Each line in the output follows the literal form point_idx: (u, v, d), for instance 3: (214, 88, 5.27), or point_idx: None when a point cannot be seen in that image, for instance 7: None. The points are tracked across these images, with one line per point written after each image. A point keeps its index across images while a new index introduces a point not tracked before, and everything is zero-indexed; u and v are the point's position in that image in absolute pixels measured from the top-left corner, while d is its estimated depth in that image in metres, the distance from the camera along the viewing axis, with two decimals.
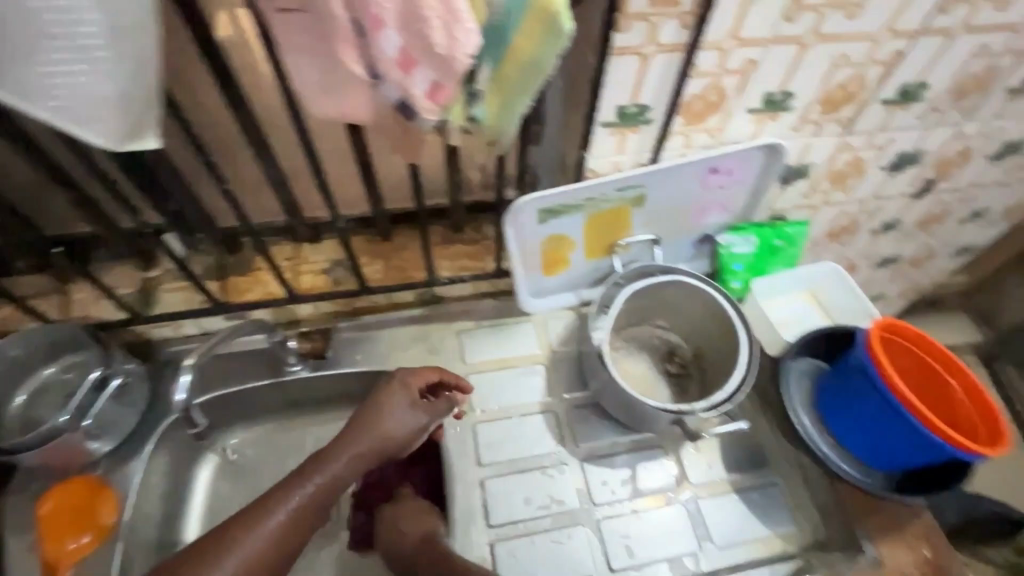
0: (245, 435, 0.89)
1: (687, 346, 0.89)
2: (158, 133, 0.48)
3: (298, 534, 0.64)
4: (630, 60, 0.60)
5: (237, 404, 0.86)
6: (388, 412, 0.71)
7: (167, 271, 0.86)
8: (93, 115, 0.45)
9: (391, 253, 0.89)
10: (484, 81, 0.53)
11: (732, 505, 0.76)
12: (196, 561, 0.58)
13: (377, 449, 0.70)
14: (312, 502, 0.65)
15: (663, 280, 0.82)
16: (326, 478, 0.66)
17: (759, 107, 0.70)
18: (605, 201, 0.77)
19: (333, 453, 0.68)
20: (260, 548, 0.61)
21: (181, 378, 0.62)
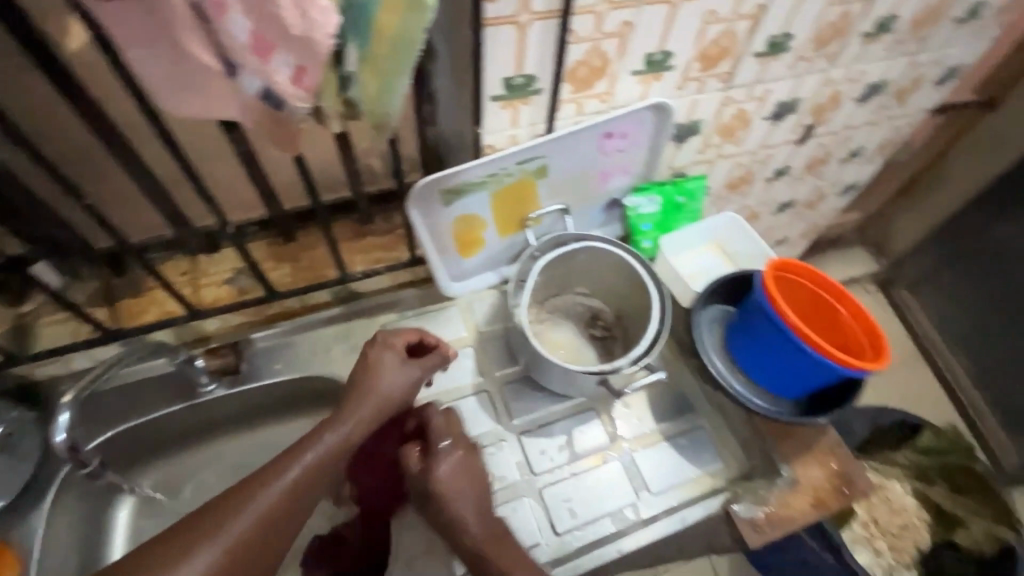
0: (163, 468, 0.84)
1: (610, 308, 0.92)
2: None
3: (308, 494, 0.62)
4: (506, 29, 0.59)
5: (149, 437, 0.81)
6: (385, 368, 0.70)
7: (45, 304, 0.78)
8: None
9: (298, 254, 0.86)
10: (354, 62, 0.50)
11: (664, 453, 0.80)
12: (203, 522, 0.56)
13: (379, 407, 0.69)
14: (319, 462, 0.64)
15: (576, 248, 0.83)
16: (336, 437, 0.66)
17: (642, 68, 0.71)
18: (507, 176, 0.76)
19: (336, 416, 0.67)
20: (271, 505, 0.59)
21: (60, 418, 0.58)
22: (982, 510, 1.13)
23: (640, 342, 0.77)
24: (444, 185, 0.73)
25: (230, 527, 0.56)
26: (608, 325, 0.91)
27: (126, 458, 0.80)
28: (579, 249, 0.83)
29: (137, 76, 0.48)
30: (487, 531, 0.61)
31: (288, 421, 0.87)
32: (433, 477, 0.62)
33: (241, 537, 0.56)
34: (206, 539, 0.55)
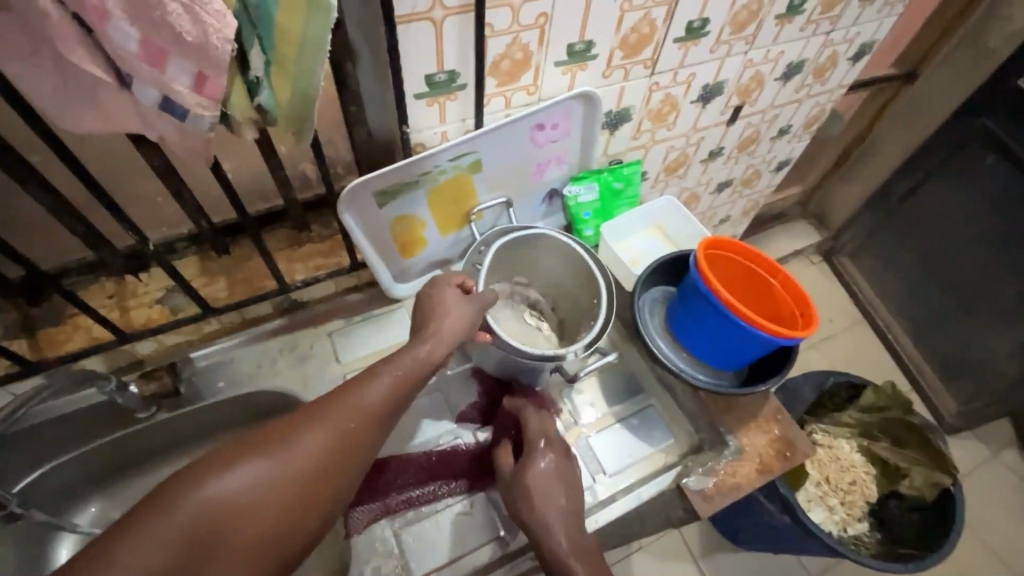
0: (106, 499, 0.81)
1: (546, 297, 0.92)
2: None
3: (405, 399, 0.56)
4: (421, 26, 0.59)
5: (87, 465, 0.78)
6: (451, 300, 0.64)
7: None
8: None
9: (233, 266, 0.84)
10: (260, 66, 0.49)
11: (617, 434, 0.83)
12: (295, 417, 0.51)
13: (457, 340, 0.62)
14: (413, 368, 0.57)
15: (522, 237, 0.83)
16: (427, 348, 0.59)
17: (565, 59, 0.72)
18: (441, 174, 0.76)
19: (420, 337, 0.60)
20: (364, 409, 0.52)
21: None
22: (917, 458, 1.19)
23: (593, 327, 0.77)
24: (376, 186, 0.72)
25: (327, 421, 0.51)
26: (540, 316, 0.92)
27: (64, 492, 0.78)
28: (532, 239, 0.83)
29: (23, 92, 0.45)
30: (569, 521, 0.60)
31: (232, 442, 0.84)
32: (528, 474, 0.64)
33: (339, 430, 0.50)
34: (304, 431, 0.50)
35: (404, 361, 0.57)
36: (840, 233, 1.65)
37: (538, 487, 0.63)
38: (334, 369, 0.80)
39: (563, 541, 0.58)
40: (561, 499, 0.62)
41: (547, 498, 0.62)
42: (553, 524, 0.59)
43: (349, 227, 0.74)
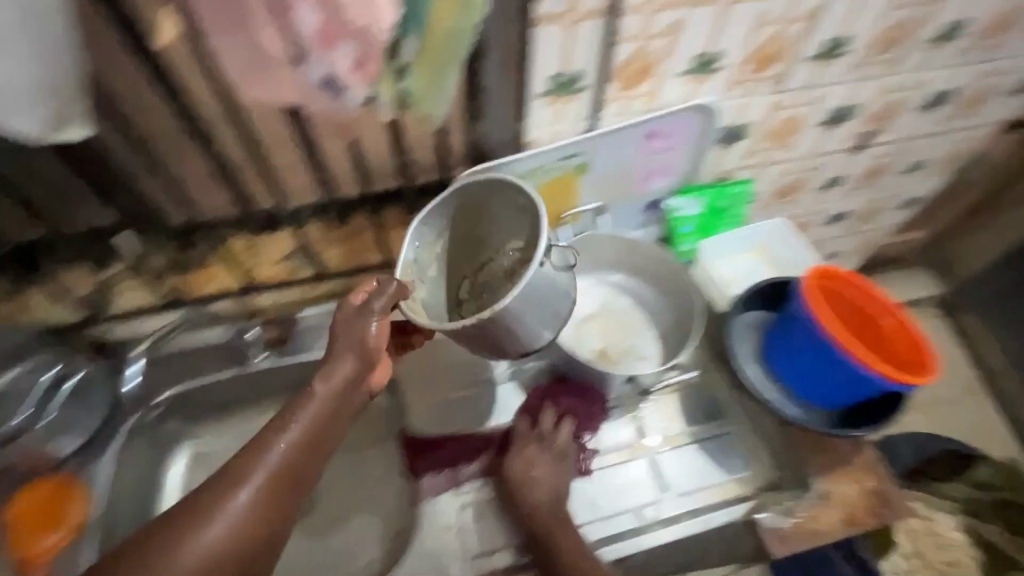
0: (215, 428, 0.90)
1: (529, 249, 0.71)
2: (82, 121, 0.51)
3: (318, 436, 0.59)
4: (556, 28, 0.61)
5: (204, 397, 0.86)
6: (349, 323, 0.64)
7: (119, 272, 0.81)
8: (21, 104, 0.45)
9: (347, 238, 0.87)
10: (409, 54, 0.54)
11: (690, 456, 0.80)
12: (190, 512, 0.52)
13: (353, 378, 0.62)
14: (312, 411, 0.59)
15: (451, 194, 0.71)
16: (328, 388, 0.61)
17: (690, 69, 0.72)
18: (549, 170, 0.78)
19: (325, 368, 0.62)
20: (269, 479, 0.55)
21: (129, 370, 0.80)
22: None
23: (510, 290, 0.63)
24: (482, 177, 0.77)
25: (225, 509, 0.52)
26: (628, 314, 0.92)
27: (180, 416, 0.87)
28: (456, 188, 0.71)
29: (219, 63, 0.53)
30: (547, 506, 0.72)
31: None
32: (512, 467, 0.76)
33: (271, 472, 0.55)
34: (198, 529, 0.51)
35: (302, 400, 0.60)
36: (969, 287, 1.47)
37: (522, 474, 0.75)
38: None
39: (540, 519, 0.72)
40: (545, 483, 0.74)
41: (529, 482, 0.74)
42: (535, 502, 0.73)
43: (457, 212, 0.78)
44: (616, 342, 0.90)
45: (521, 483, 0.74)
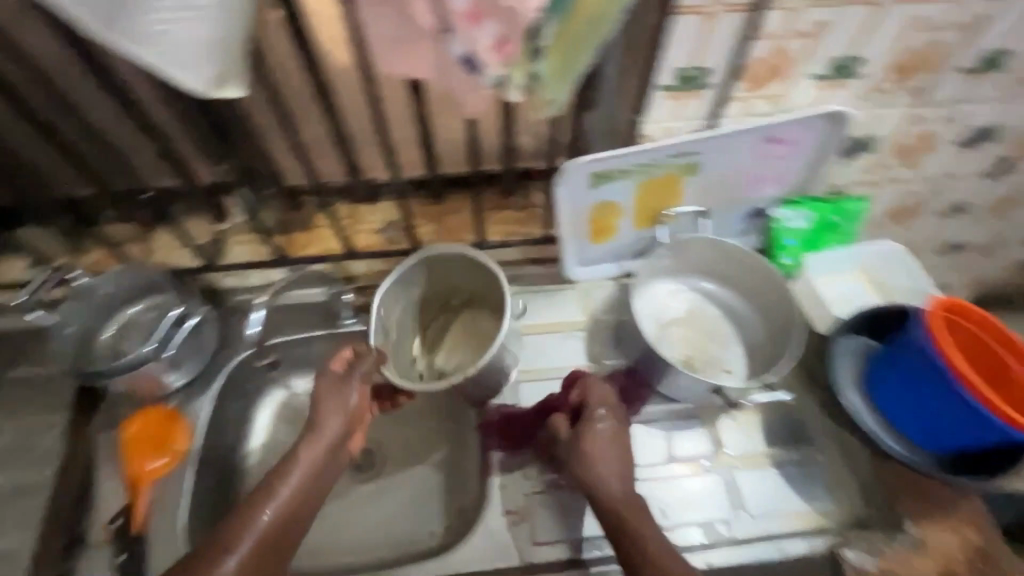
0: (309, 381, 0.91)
1: (478, 300, 0.87)
2: (241, 83, 0.53)
3: (310, 491, 0.67)
4: (694, 20, 0.60)
5: (303, 351, 0.89)
6: (332, 389, 0.71)
7: (235, 224, 0.89)
8: (192, 58, 0.48)
9: (441, 216, 0.91)
10: (547, 37, 0.54)
11: (770, 478, 0.77)
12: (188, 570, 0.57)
13: (338, 435, 0.70)
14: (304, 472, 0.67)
15: (409, 266, 0.80)
16: (313, 458, 0.67)
17: (826, 73, 0.68)
18: (658, 168, 0.76)
19: (312, 436, 0.68)
20: (262, 536, 0.62)
21: (254, 315, 0.88)
22: None
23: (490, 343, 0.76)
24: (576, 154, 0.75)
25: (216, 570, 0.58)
26: (715, 323, 0.90)
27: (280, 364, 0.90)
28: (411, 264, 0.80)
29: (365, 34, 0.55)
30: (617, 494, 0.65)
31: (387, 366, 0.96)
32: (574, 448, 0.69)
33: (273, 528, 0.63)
34: None
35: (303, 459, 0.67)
36: None
37: (589, 454, 0.68)
38: None
39: (617, 508, 0.65)
40: (616, 472, 0.67)
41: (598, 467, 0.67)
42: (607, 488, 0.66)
43: (558, 200, 0.77)
44: (700, 350, 0.87)
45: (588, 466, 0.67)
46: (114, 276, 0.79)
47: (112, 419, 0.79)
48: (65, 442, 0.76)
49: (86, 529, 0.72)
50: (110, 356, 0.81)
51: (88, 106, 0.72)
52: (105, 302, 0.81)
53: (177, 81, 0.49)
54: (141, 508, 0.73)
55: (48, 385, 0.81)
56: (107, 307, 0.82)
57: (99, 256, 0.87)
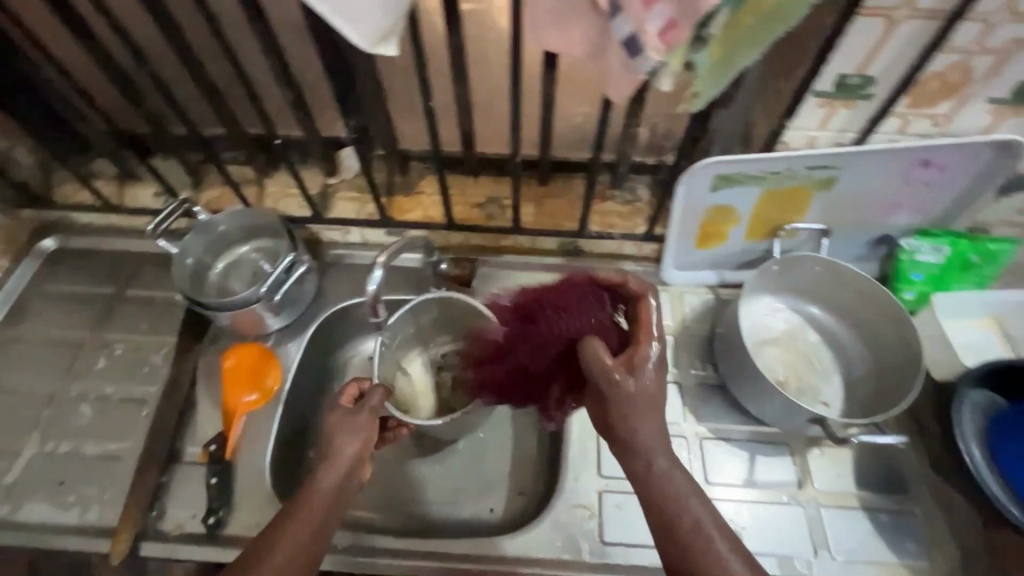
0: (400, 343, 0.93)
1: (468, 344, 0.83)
2: (397, 44, 0.52)
3: (322, 523, 0.58)
4: (874, 22, 0.55)
5: None
6: (343, 419, 0.64)
7: (344, 181, 0.93)
8: (359, 15, 0.49)
9: (543, 198, 0.91)
10: (716, 27, 0.50)
11: (857, 520, 0.72)
12: None
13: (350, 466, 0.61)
14: (311, 504, 0.58)
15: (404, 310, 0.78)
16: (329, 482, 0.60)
17: (1007, 97, 0.62)
18: (789, 178, 0.71)
19: (320, 468, 0.61)
20: (288, 559, 0.55)
21: (374, 273, 0.68)
22: None
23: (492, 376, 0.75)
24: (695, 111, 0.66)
25: None
26: (813, 351, 0.84)
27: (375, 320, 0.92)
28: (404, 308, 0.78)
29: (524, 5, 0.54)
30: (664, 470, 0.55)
31: None
32: (624, 409, 0.56)
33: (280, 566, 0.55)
34: None
35: (311, 491, 0.59)
36: None
37: (632, 412, 0.55)
38: None
39: (670, 517, 0.54)
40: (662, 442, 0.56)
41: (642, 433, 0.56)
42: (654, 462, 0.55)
43: (676, 198, 0.74)
44: (795, 375, 0.82)
45: (632, 427, 0.55)
46: (234, 214, 0.83)
47: (216, 348, 0.84)
48: (172, 362, 0.81)
49: (179, 446, 0.76)
50: (217, 292, 0.85)
51: (242, 48, 0.76)
52: (221, 237, 0.85)
53: (343, 33, 0.49)
54: (234, 434, 0.76)
55: (165, 308, 0.87)
56: (221, 243, 0.86)
57: (217, 192, 0.92)
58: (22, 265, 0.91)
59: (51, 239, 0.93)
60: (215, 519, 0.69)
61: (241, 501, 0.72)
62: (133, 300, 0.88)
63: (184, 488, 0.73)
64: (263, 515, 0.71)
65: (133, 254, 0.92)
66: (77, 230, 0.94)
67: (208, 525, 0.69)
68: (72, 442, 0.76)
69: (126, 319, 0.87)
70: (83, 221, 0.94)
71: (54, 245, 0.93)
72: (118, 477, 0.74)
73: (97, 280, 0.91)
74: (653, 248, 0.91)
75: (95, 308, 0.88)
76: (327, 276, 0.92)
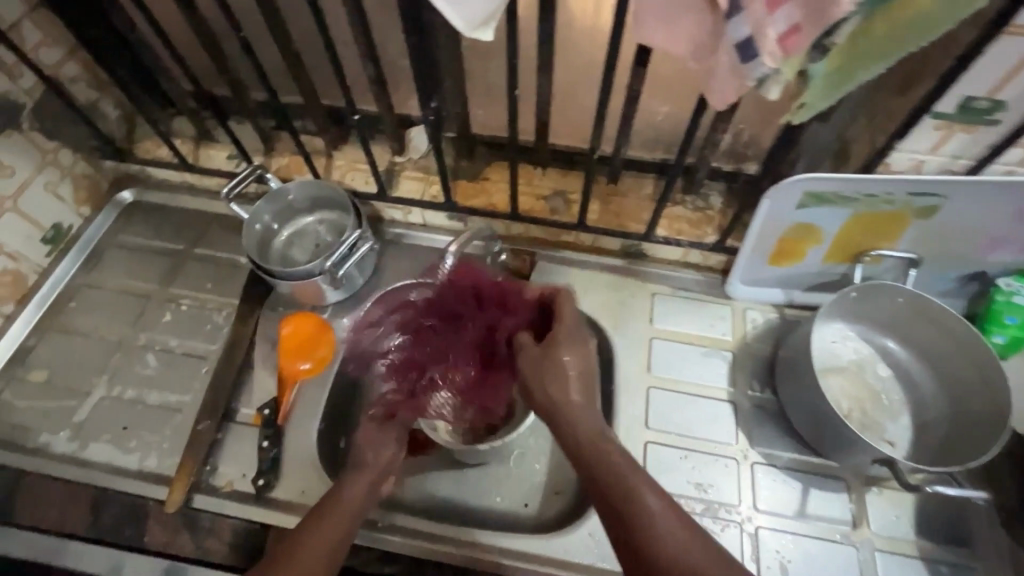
0: None
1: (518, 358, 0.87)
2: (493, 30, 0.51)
3: (349, 525, 0.62)
4: (1019, 42, 0.50)
5: None
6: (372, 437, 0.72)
7: (411, 161, 0.92)
8: None
9: (611, 197, 0.88)
10: (843, 35, 0.47)
11: (914, 570, 0.69)
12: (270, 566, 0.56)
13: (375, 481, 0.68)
14: (341, 507, 0.63)
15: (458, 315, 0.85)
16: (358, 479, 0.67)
17: None
18: (886, 203, 0.67)
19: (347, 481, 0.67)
20: (323, 532, 0.60)
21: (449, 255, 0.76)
22: None
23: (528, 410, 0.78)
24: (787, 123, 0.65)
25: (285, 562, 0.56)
26: (882, 386, 0.80)
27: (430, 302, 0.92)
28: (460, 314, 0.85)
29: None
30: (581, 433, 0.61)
31: None
32: (543, 374, 0.65)
33: (316, 558, 0.57)
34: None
35: (342, 498, 0.64)
36: None
37: (552, 374, 0.65)
38: (643, 327, 0.85)
39: (602, 482, 0.56)
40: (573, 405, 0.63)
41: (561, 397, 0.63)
42: (578, 432, 0.60)
43: (759, 212, 0.70)
44: (859, 409, 0.78)
45: (547, 386, 0.64)
46: (304, 184, 0.84)
47: (275, 315, 0.85)
48: (232, 323, 0.84)
49: (233, 405, 0.79)
50: (279, 260, 0.87)
51: (329, 18, 0.76)
52: (289, 206, 0.87)
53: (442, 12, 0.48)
54: (287, 401, 0.77)
55: (229, 269, 0.90)
56: (289, 212, 0.88)
57: (286, 160, 0.93)
58: (101, 215, 0.95)
59: (128, 192, 0.98)
60: (263, 482, 0.71)
61: (288, 468, 0.73)
62: (201, 258, 0.91)
63: (236, 447, 0.75)
64: (308, 482, 0.73)
65: (203, 214, 0.96)
66: (154, 185, 0.98)
67: (256, 487, 0.71)
68: (136, 389, 0.80)
69: (192, 277, 0.90)
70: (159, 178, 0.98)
71: (131, 198, 0.98)
72: (175, 428, 0.77)
73: (169, 236, 0.94)
74: (720, 260, 0.87)
75: (164, 263, 0.91)
76: (386, 255, 0.92)
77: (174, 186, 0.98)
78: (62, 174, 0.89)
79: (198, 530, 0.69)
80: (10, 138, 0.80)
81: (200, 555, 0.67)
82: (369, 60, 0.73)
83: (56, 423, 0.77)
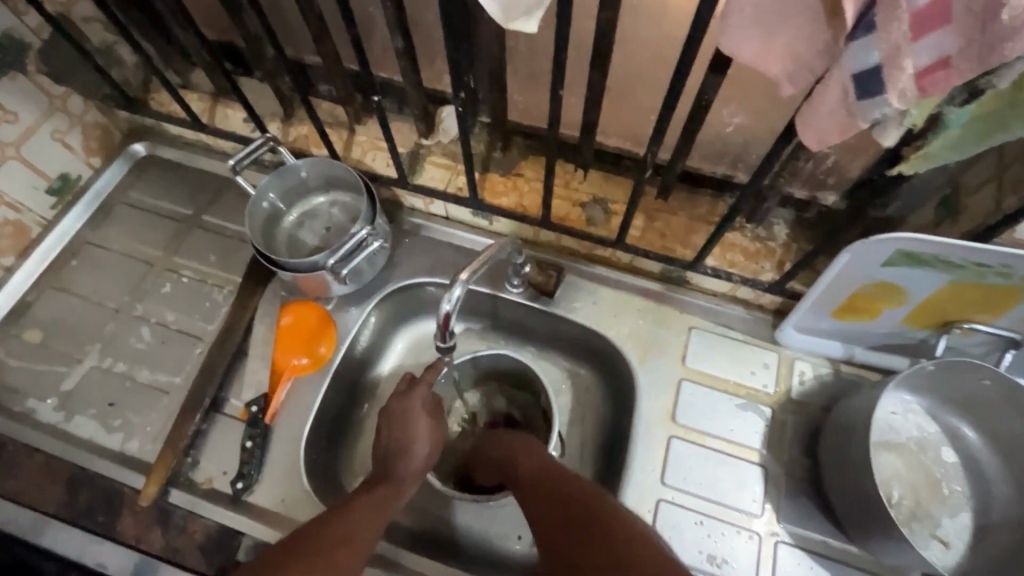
0: (468, 329, 0.87)
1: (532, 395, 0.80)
2: (528, 26, 0.39)
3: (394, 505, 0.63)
4: None
5: (471, 301, 0.83)
6: (414, 428, 0.67)
7: (439, 144, 0.82)
8: None
9: (657, 212, 0.78)
10: (1005, 81, 0.35)
11: None
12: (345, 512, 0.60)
13: (421, 469, 0.67)
14: (395, 486, 0.64)
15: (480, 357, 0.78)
16: (427, 448, 0.67)
17: None
18: (998, 275, 0.55)
19: (396, 470, 0.65)
20: (388, 494, 0.63)
21: (453, 291, 0.60)
22: None
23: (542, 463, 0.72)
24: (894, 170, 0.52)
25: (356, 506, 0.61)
26: (942, 473, 0.69)
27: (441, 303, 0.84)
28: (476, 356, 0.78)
29: None
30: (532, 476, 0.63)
31: (543, 355, 0.86)
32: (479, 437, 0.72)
33: (378, 517, 0.61)
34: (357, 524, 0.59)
35: (394, 486, 0.64)
36: None
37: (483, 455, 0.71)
38: (672, 367, 0.76)
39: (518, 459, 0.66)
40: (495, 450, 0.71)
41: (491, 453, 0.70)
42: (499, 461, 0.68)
43: (836, 264, 0.60)
44: (912, 497, 0.67)
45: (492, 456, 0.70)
46: (317, 162, 0.76)
47: (275, 302, 0.79)
48: (232, 305, 0.79)
49: (222, 395, 0.75)
50: (286, 241, 0.80)
51: None
52: (301, 183, 0.79)
53: None
54: (278, 398, 0.73)
55: (235, 243, 0.84)
56: (299, 191, 0.80)
57: (304, 129, 0.85)
58: (112, 166, 0.89)
59: (141, 144, 0.91)
60: (242, 485, 0.68)
61: (270, 473, 0.70)
62: (208, 228, 0.85)
63: (218, 442, 0.72)
64: (288, 492, 0.69)
65: (214, 177, 0.89)
66: (169, 140, 0.91)
67: (235, 489, 0.68)
68: (128, 363, 0.77)
69: (197, 247, 0.84)
70: (173, 133, 0.90)
71: (143, 151, 0.91)
72: (161, 411, 0.74)
73: (175, 199, 0.88)
74: (774, 299, 0.76)
75: (170, 228, 0.86)
76: (399, 247, 0.83)
77: (188, 142, 0.91)
78: (72, 123, 0.82)
79: (170, 528, 0.68)
80: (14, 80, 0.74)
81: (170, 554, 0.67)
82: (399, 31, 0.63)
83: (46, 390, 0.76)
